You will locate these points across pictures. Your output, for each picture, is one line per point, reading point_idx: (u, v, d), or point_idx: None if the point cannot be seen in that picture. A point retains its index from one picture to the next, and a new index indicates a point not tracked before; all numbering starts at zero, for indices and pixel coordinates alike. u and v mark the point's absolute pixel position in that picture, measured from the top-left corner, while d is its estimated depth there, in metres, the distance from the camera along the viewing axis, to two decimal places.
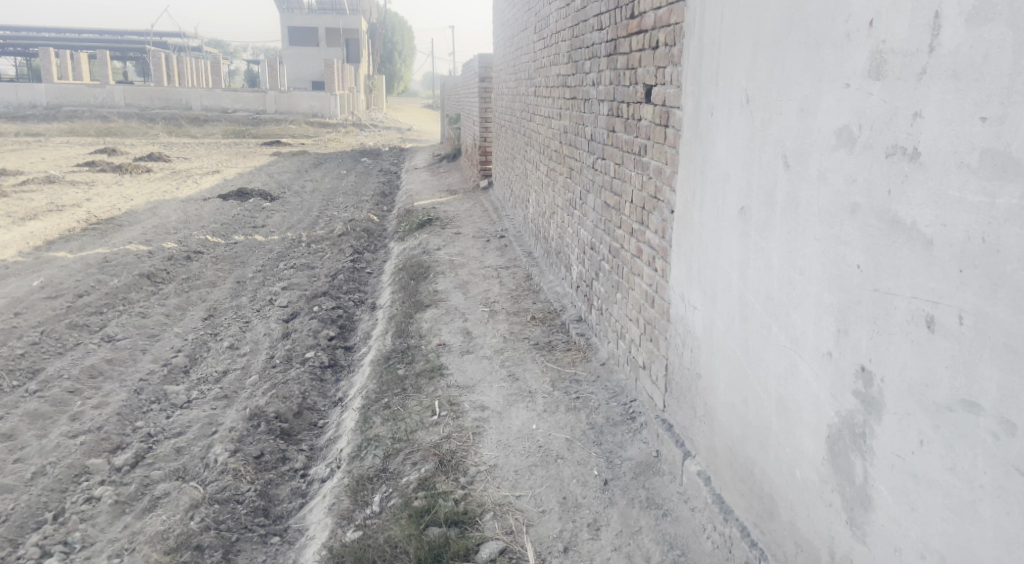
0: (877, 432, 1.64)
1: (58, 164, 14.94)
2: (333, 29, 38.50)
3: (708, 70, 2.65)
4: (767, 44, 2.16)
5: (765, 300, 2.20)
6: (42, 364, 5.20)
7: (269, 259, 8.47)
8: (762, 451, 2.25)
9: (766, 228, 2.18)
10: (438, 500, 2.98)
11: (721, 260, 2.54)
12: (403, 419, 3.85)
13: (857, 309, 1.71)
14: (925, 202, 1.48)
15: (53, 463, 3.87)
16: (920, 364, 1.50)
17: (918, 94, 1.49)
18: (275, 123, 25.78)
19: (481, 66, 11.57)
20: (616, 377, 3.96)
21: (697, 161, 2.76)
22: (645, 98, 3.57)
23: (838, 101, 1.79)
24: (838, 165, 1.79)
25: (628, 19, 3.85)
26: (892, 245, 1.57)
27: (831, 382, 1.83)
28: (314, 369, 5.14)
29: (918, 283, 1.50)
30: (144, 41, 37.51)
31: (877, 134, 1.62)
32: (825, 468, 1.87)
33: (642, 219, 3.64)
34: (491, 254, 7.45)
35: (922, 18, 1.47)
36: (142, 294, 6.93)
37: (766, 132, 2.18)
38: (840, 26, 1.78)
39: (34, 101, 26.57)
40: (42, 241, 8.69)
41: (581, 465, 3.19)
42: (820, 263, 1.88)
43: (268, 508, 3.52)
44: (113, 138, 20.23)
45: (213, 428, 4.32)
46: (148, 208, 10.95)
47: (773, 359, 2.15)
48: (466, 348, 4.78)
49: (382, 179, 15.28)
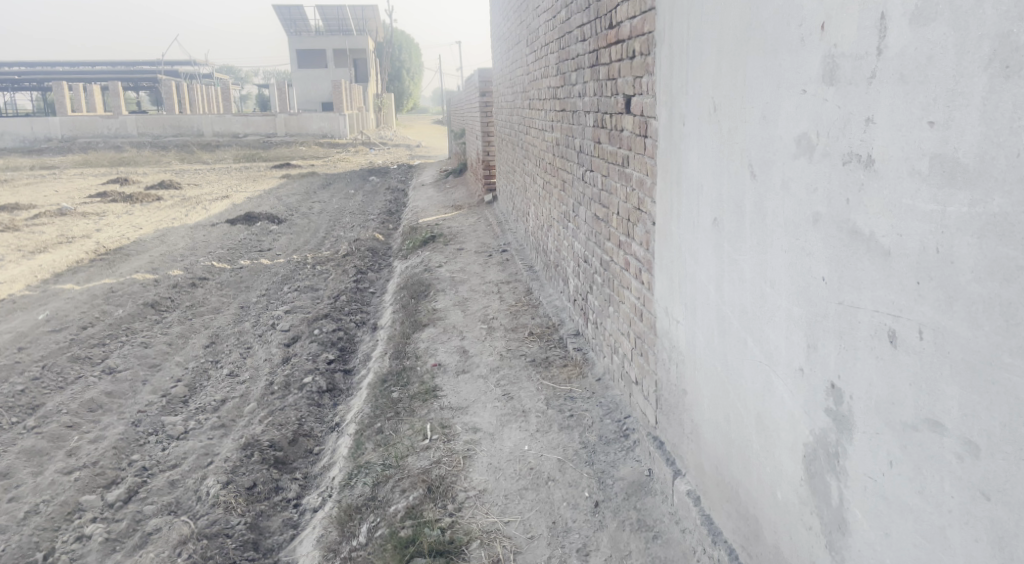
0: (849, 451, 1.56)
1: (71, 195, 15.10)
2: (339, 50, 38.86)
3: (678, 80, 2.58)
4: (729, 51, 2.10)
5: (740, 314, 2.13)
6: (42, 399, 5.20)
7: (273, 282, 8.46)
8: (744, 470, 2.16)
9: (738, 240, 2.11)
10: (424, 530, 2.93)
11: (699, 273, 2.46)
12: (395, 444, 3.80)
13: (824, 323, 1.64)
14: (881, 210, 1.41)
15: (47, 500, 3.85)
16: (885, 381, 1.42)
17: (870, 99, 1.43)
18: (285, 146, 25.95)
19: (481, 81, 11.60)
20: (611, 393, 3.88)
21: (673, 172, 2.69)
22: (625, 108, 3.51)
23: (796, 108, 1.72)
24: (800, 174, 1.72)
25: (607, 29, 3.79)
26: (853, 257, 1.50)
27: (805, 400, 1.74)
28: (312, 394, 5.09)
29: (879, 296, 1.42)
30: (156, 71, 38.14)
31: (833, 140, 1.56)
32: (803, 489, 1.78)
33: (628, 231, 3.56)
34: (493, 269, 7.39)
35: (868, 19, 1.42)
36: (145, 323, 6.93)
37: (733, 141, 2.11)
38: (794, 30, 1.71)
39: (49, 134, 26.89)
40: (50, 274, 8.75)
41: (572, 487, 3.11)
42: (788, 275, 1.80)
43: (259, 542, 3.48)
44: (126, 168, 20.44)
45: (209, 458, 4.28)
46: (156, 236, 11.01)
47: (751, 375, 2.06)
48: (462, 367, 4.71)
49: (390, 197, 15.27)
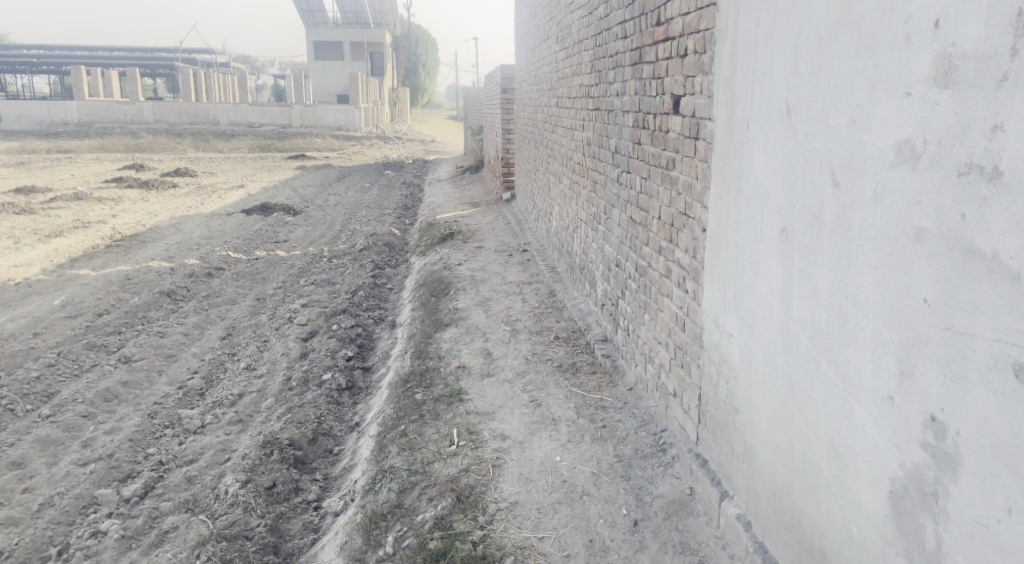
0: (952, 493, 1.45)
1: (87, 180, 15.05)
2: (357, 43, 38.66)
3: (742, 79, 2.44)
4: (811, 50, 1.95)
5: (812, 333, 1.99)
6: (57, 386, 5.11)
7: (290, 275, 8.34)
8: (811, 499, 2.04)
9: (812, 253, 1.97)
10: (455, 543, 2.81)
11: (761, 285, 2.33)
12: (420, 448, 3.68)
13: (924, 349, 1.51)
14: (1008, 229, 1.29)
15: (61, 493, 3.75)
16: (1006, 420, 1.31)
17: (998, 104, 1.31)
18: (300, 137, 25.83)
19: (502, 78, 11.40)
20: (645, 404, 3.74)
21: (732, 177, 2.54)
22: (672, 109, 3.37)
23: (896, 112, 1.57)
24: (897, 185, 1.58)
25: (653, 27, 3.64)
26: (967, 278, 1.39)
27: (894, 431, 1.62)
28: (331, 391, 4.97)
29: (1001, 324, 1.32)
30: (174, 59, 38.22)
31: (946, 148, 1.43)
32: (889, 528, 1.67)
33: (671, 237, 3.42)
34: (514, 269, 7.25)
35: (1000, 14, 1.29)
36: (161, 313, 6.82)
37: (810, 146, 1.97)
38: (897, 27, 1.56)
39: (66, 118, 26.94)
40: (65, 259, 8.66)
41: (608, 503, 2.98)
42: (877, 295, 1.67)
43: (279, 545, 3.36)
44: (142, 154, 20.36)
45: (226, 455, 4.17)
46: (172, 224, 10.92)
47: (823, 399, 1.93)
48: (486, 370, 4.58)
49: (406, 192, 15.12)
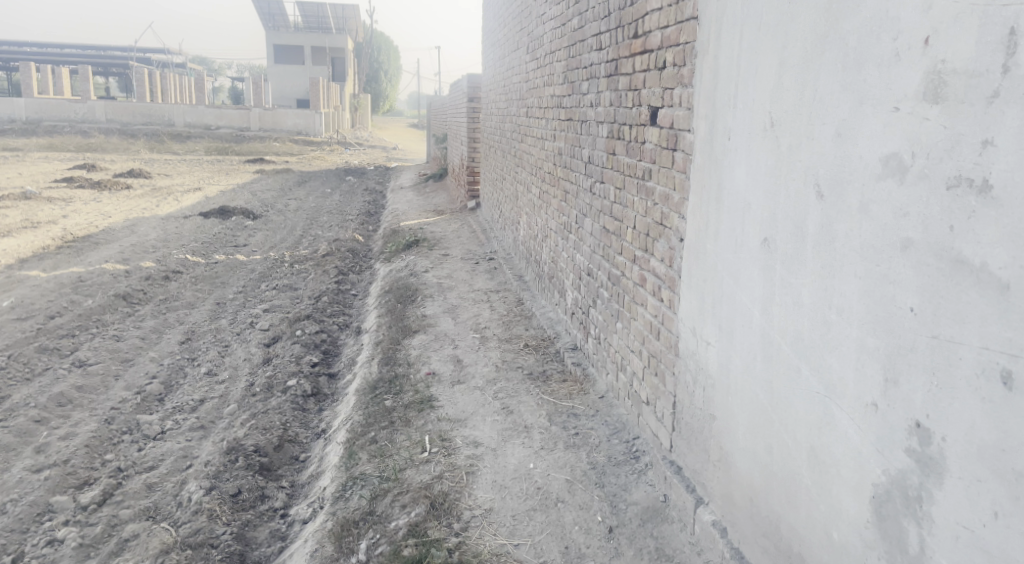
0: (937, 498, 1.50)
1: (35, 179, 14.55)
2: (319, 48, 38.26)
3: (724, 91, 2.49)
4: (796, 64, 2.00)
5: (794, 341, 2.02)
6: (7, 390, 4.92)
7: (250, 280, 8.18)
8: (789, 505, 2.08)
9: (795, 262, 2.01)
10: (431, 550, 2.78)
11: (740, 293, 2.36)
12: (391, 455, 3.63)
13: (910, 356, 1.55)
14: (998, 241, 1.35)
15: (13, 500, 3.60)
16: (993, 425, 1.36)
17: (989, 120, 1.36)
18: (259, 141, 25.43)
19: (469, 86, 11.39)
20: (617, 412, 3.77)
21: (712, 187, 2.58)
22: (649, 120, 3.41)
23: (884, 126, 1.62)
24: (884, 197, 1.62)
25: (631, 39, 3.69)
26: (955, 288, 1.44)
27: (877, 437, 1.66)
28: (296, 398, 4.87)
29: (989, 332, 1.37)
30: (127, 56, 37.34)
31: (935, 162, 1.48)
32: (870, 533, 1.71)
33: (646, 246, 3.46)
34: (481, 277, 7.24)
35: (992, 34, 1.35)
36: (116, 316, 6.62)
37: (794, 159, 2.01)
38: (885, 44, 1.61)
39: (13, 116, 26.15)
40: (13, 259, 8.36)
41: (583, 510, 2.98)
42: (861, 304, 1.71)
43: (245, 553, 3.28)
44: (92, 154, 19.81)
45: (188, 461, 4.05)
46: (126, 226, 10.62)
47: (804, 407, 1.97)
48: (457, 378, 4.54)
49: (369, 198, 14.98)
